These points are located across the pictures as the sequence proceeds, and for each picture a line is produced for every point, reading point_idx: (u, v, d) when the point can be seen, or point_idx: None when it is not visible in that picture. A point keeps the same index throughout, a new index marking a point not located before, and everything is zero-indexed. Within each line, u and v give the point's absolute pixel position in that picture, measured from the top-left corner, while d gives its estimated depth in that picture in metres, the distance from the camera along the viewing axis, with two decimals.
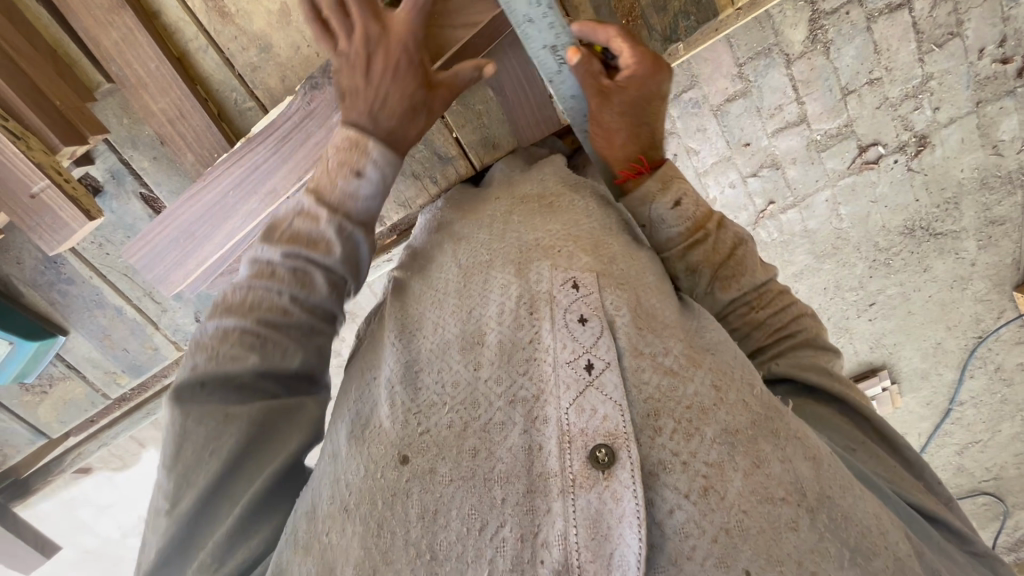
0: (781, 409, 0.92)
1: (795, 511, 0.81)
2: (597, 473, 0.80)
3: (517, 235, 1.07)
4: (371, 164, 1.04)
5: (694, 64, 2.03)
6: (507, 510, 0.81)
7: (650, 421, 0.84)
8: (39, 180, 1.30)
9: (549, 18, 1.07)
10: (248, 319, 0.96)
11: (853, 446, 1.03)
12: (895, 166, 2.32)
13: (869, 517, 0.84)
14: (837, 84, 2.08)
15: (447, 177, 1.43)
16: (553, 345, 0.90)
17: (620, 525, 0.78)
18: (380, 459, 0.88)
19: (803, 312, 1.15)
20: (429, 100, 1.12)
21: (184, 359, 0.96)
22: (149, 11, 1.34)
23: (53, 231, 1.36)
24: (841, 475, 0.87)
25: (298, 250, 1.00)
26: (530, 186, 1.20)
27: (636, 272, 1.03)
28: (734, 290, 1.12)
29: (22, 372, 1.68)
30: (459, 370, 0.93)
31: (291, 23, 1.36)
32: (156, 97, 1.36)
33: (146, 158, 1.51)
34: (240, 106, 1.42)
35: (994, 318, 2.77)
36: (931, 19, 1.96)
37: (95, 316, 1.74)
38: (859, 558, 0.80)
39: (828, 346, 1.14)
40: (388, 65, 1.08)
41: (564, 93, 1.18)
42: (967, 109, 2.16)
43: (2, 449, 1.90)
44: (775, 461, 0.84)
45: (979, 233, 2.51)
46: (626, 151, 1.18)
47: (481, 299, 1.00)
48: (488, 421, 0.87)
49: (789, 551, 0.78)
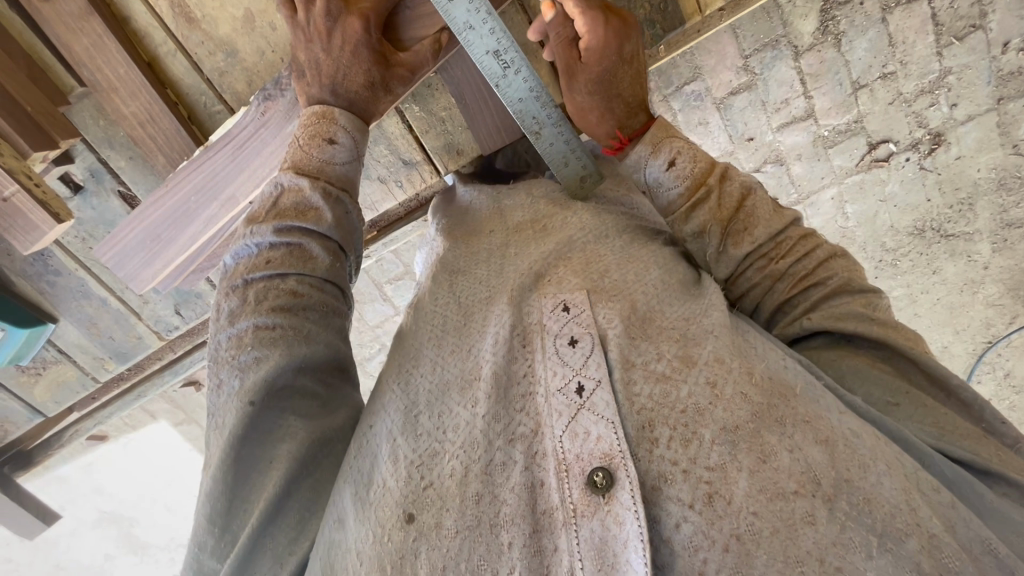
0: (787, 389, 0.79)
1: (810, 503, 0.69)
2: (598, 499, 0.72)
3: (513, 266, 0.99)
4: (342, 130, 1.06)
5: (696, 55, 1.89)
6: (515, 554, 0.72)
7: (645, 433, 0.75)
8: (9, 185, 1.37)
9: (488, 22, 1.10)
10: (261, 312, 0.92)
11: (896, 400, 0.86)
12: (907, 164, 2.22)
13: (897, 494, 0.70)
14: (847, 78, 1.96)
15: (413, 181, 1.59)
16: (544, 375, 0.82)
17: (626, 550, 0.69)
18: (385, 523, 0.78)
19: (834, 252, 0.99)
20: (370, 107, 1.13)
21: (211, 388, 0.91)
22: (119, 17, 1.41)
23: (26, 233, 1.45)
24: (860, 449, 0.73)
25: (287, 269, 0.95)
26: (519, 212, 1.12)
27: (633, 277, 0.93)
28: (747, 244, 1.00)
29: (19, 354, 1.80)
30: (459, 414, 0.84)
31: (255, 29, 1.42)
32: (127, 101, 1.44)
33: (122, 158, 1.56)
34: (210, 109, 1.49)
35: (1006, 324, 2.68)
36: (951, 11, 1.84)
37: (82, 305, 1.84)
38: (889, 542, 0.67)
39: (867, 287, 0.95)
40: (327, 72, 1.09)
41: (511, 96, 1.14)
42: (986, 107, 2.05)
43: (3, 424, 2.04)
44: (782, 451, 0.73)
45: (994, 235, 2.42)
46: (605, 124, 1.15)
47: (478, 337, 0.91)
48: (490, 462, 0.78)
49: (807, 548, 0.67)
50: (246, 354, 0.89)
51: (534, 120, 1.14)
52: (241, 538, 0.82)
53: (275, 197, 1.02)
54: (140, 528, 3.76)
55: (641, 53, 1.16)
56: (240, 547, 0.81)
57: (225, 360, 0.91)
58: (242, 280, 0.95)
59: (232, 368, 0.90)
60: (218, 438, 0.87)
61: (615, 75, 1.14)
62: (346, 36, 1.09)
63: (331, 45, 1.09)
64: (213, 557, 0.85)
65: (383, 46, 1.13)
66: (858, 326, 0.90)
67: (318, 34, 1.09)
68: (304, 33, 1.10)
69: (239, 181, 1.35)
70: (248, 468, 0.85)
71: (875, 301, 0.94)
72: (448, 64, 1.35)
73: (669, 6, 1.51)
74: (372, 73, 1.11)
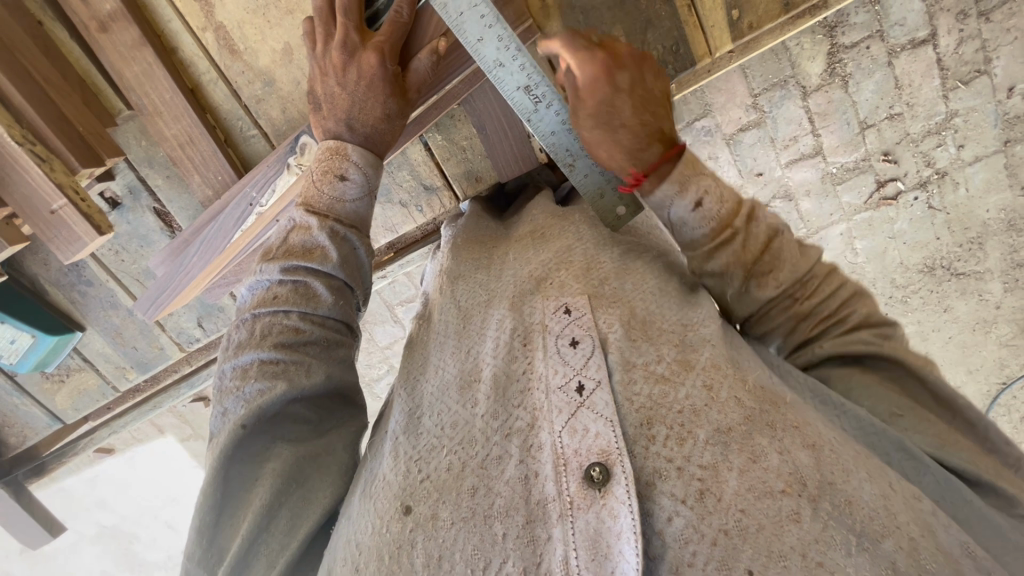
0: (777, 399, 0.85)
1: (796, 502, 0.74)
2: (594, 492, 0.76)
3: (513, 272, 1.06)
4: (353, 167, 1.11)
5: (707, 93, 1.98)
6: (509, 545, 0.77)
7: (643, 430, 0.80)
8: (58, 200, 1.43)
9: (519, 61, 1.16)
10: (265, 347, 0.98)
11: (897, 412, 0.92)
12: (915, 204, 2.23)
13: (875, 498, 0.75)
14: (855, 118, 2.01)
15: (432, 205, 1.69)
16: (545, 372, 0.87)
17: (619, 541, 0.74)
18: (384, 514, 0.84)
19: (855, 292, 1.00)
20: (384, 139, 1.18)
21: (212, 407, 0.99)
22: (168, 48, 1.52)
23: (70, 244, 1.50)
24: (844, 456, 0.79)
25: (291, 306, 1.00)
26: (522, 227, 1.20)
27: (632, 286, 0.99)
28: (772, 287, 0.98)
29: (44, 361, 1.86)
30: (457, 410, 0.90)
31: (292, 61, 1.50)
32: (169, 124, 1.52)
33: (159, 176, 1.65)
34: (245, 133, 1.58)
35: (1020, 364, 2.63)
36: (956, 56, 1.90)
37: (109, 315, 1.90)
38: (867, 541, 0.71)
39: (885, 320, 0.98)
40: (344, 107, 1.15)
41: (544, 130, 1.21)
42: (993, 148, 2.08)
43: (21, 431, 2.06)
44: (772, 453, 0.77)
45: (1005, 274, 2.40)
46: (618, 158, 1.06)
47: (478, 339, 0.98)
48: (486, 457, 0.84)
49: (792, 544, 0.71)
50: (250, 386, 0.95)
51: (568, 152, 1.20)
52: (230, 548, 0.90)
53: (286, 234, 1.08)
54: (138, 546, 3.77)
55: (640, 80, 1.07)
56: (232, 556, 0.89)
57: (230, 390, 0.97)
58: (250, 314, 1.02)
59: (237, 399, 0.96)
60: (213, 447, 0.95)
61: (615, 105, 1.05)
62: (361, 71, 1.16)
63: (346, 80, 1.15)
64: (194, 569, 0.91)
65: (398, 78, 1.19)
66: (869, 349, 0.94)
67: (333, 68, 1.16)
68: (320, 65, 1.17)
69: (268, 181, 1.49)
70: (235, 485, 0.93)
71: (893, 334, 0.97)
72: (472, 97, 1.48)
73: (681, 47, 1.54)
74: (388, 103, 1.17)
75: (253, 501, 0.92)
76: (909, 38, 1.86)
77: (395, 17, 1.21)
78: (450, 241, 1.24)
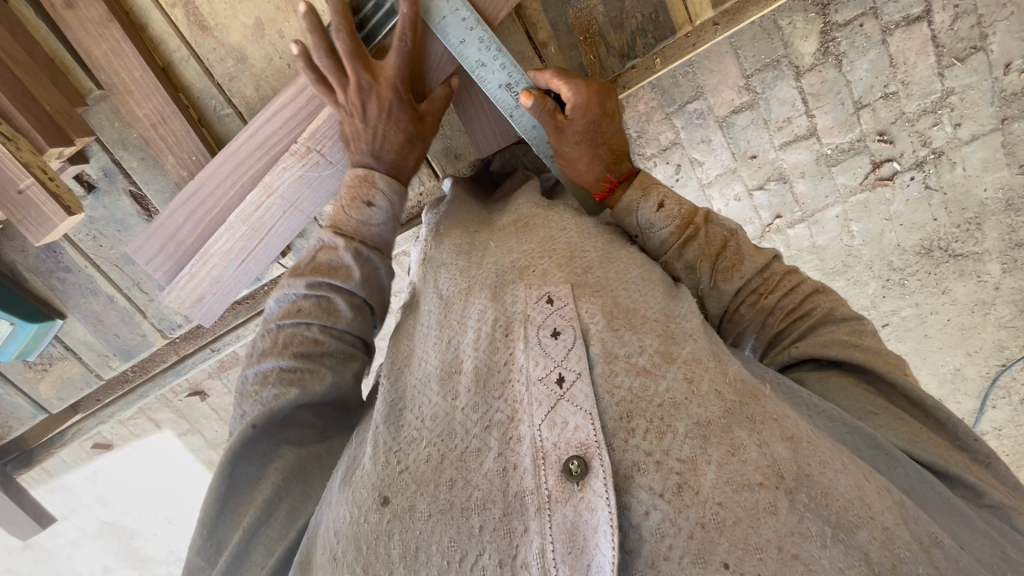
0: (755, 391, 0.83)
1: (774, 494, 0.72)
2: (572, 486, 0.75)
3: (495, 261, 1.04)
4: (379, 193, 1.13)
5: (699, 74, 1.94)
6: (486, 538, 0.76)
7: (622, 423, 0.78)
8: (25, 178, 1.43)
9: (498, 59, 1.23)
10: (285, 357, 0.99)
11: (875, 410, 0.89)
12: (911, 184, 2.20)
13: (851, 489, 0.73)
14: (849, 98, 1.98)
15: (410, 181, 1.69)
16: (526, 363, 0.85)
17: (595, 535, 0.72)
18: (362, 503, 0.83)
19: (816, 287, 1.02)
20: (410, 162, 1.22)
21: (234, 409, 1.01)
22: (137, 24, 1.50)
23: (38, 225, 1.49)
24: (821, 448, 0.77)
25: (313, 319, 1.02)
26: (506, 216, 1.18)
27: (615, 276, 0.97)
28: (738, 279, 1.03)
29: (25, 351, 1.83)
30: (437, 402, 0.89)
31: (265, 36, 1.49)
32: (141, 103, 1.52)
33: (134, 159, 1.64)
34: (219, 113, 1.58)
35: (1019, 346, 2.61)
36: (952, 33, 1.87)
37: (89, 301, 1.89)
38: (842, 533, 0.70)
39: (850, 315, 0.98)
40: (370, 141, 1.18)
41: (525, 125, 1.29)
42: (991, 126, 2.05)
43: (9, 421, 2.07)
44: (750, 446, 0.76)
45: (1004, 255, 2.38)
46: (594, 173, 1.19)
47: (460, 329, 0.96)
48: (466, 450, 0.83)
49: (767, 536, 0.69)
50: (268, 392, 0.97)
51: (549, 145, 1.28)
52: (230, 542, 0.91)
53: (314, 251, 1.09)
54: (139, 541, 3.79)
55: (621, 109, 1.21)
56: (234, 547, 0.90)
57: (249, 395, 0.99)
58: (274, 324, 1.04)
59: (254, 403, 0.98)
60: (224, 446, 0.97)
61: (601, 126, 1.18)
62: (380, 104, 1.19)
63: (368, 116, 1.19)
64: (195, 555, 0.92)
65: (412, 105, 1.23)
66: (840, 351, 0.93)
67: (355, 109, 1.19)
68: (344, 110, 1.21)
69: (254, 166, 1.50)
70: (240, 483, 0.94)
71: (862, 328, 0.96)
72: None
73: (661, 15, 1.58)
74: (408, 129, 1.21)
75: (257, 497, 0.93)
76: (903, 14, 1.83)
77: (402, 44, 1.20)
78: (433, 229, 1.22)
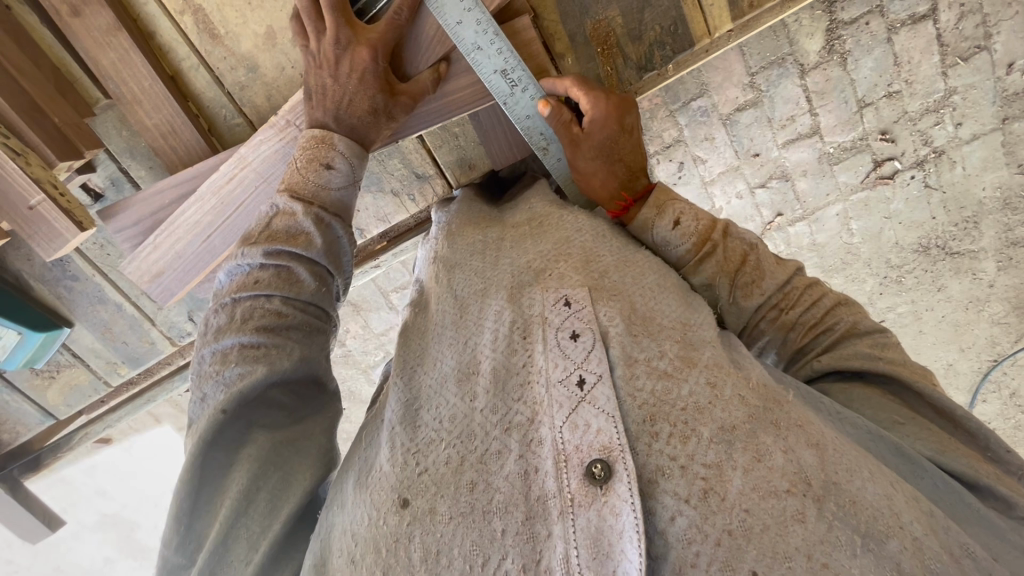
0: (779, 397, 0.84)
1: (801, 501, 0.73)
2: (595, 489, 0.76)
3: (510, 262, 1.04)
4: (339, 157, 1.13)
5: (704, 73, 1.93)
6: (508, 542, 0.77)
7: (645, 427, 0.79)
8: (36, 194, 1.42)
9: (495, 44, 1.24)
10: (246, 331, 0.97)
11: (900, 420, 0.91)
12: (912, 182, 2.21)
13: (879, 497, 0.74)
14: (853, 96, 1.98)
15: (424, 194, 1.69)
16: (545, 366, 0.86)
17: (621, 540, 0.73)
18: (381, 506, 0.84)
19: (838, 300, 1.03)
20: (371, 133, 1.20)
21: (191, 393, 0.98)
22: (146, 33, 1.49)
23: (50, 239, 1.48)
24: (847, 456, 0.78)
25: (273, 291, 1.00)
26: (519, 215, 1.19)
27: (631, 280, 0.98)
28: (758, 295, 1.04)
29: (32, 359, 1.82)
30: (455, 403, 0.89)
31: (276, 46, 1.49)
32: (150, 113, 1.50)
33: (143, 168, 1.61)
34: (230, 122, 1.56)
35: (1011, 342, 2.66)
36: (957, 32, 1.86)
37: (97, 310, 1.89)
38: (871, 542, 0.71)
39: (873, 328, 0.99)
40: (332, 100, 1.16)
41: (520, 113, 1.27)
42: (991, 126, 2.06)
43: (14, 428, 2.04)
44: (776, 451, 0.77)
45: (999, 253, 2.40)
46: (609, 188, 1.18)
47: (477, 329, 0.96)
48: (486, 452, 0.84)
49: (796, 544, 0.71)
50: (230, 371, 0.94)
51: (542, 136, 1.27)
52: (211, 535, 0.89)
53: (269, 219, 1.07)
54: (139, 532, 3.80)
55: (639, 128, 1.21)
56: (213, 541, 0.88)
57: (208, 376, 0.96)
58: (230, 298, 1.01)
59: (217, 382, 0.95)
60: (191, 440, 0.93)
61: (617, 141, 1.18)
62: (354, 64, 1.16)
63: (338, 73, 1.16)
64: (178, 554, 0.90)
65: (389, 78, 1.21)
66: (867, 363, 0.95)
67: (326, 62, 1.16)
68: (313, 61, 1.17)
69: None
70: (214, 473, 0.92)
71: (886, 341, 0.98)
72: None
73: (679, 28, 1.56)
74: (377, 100, 1.19)
75: (231, 486, 0.91)
76: (909, 13, 1.82)
77: (394, 18, 1.20)
78: (443, 228, 1.23)
